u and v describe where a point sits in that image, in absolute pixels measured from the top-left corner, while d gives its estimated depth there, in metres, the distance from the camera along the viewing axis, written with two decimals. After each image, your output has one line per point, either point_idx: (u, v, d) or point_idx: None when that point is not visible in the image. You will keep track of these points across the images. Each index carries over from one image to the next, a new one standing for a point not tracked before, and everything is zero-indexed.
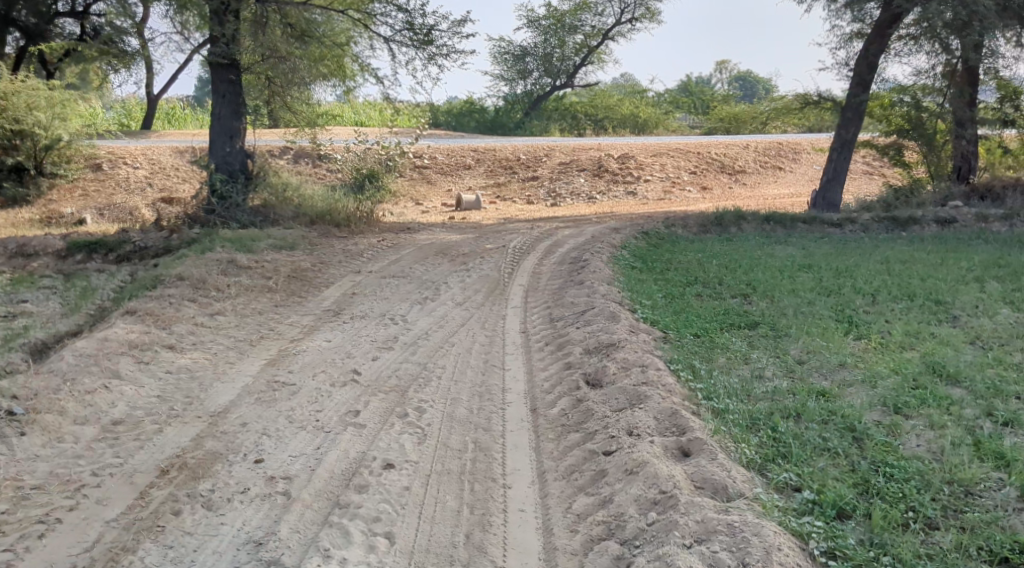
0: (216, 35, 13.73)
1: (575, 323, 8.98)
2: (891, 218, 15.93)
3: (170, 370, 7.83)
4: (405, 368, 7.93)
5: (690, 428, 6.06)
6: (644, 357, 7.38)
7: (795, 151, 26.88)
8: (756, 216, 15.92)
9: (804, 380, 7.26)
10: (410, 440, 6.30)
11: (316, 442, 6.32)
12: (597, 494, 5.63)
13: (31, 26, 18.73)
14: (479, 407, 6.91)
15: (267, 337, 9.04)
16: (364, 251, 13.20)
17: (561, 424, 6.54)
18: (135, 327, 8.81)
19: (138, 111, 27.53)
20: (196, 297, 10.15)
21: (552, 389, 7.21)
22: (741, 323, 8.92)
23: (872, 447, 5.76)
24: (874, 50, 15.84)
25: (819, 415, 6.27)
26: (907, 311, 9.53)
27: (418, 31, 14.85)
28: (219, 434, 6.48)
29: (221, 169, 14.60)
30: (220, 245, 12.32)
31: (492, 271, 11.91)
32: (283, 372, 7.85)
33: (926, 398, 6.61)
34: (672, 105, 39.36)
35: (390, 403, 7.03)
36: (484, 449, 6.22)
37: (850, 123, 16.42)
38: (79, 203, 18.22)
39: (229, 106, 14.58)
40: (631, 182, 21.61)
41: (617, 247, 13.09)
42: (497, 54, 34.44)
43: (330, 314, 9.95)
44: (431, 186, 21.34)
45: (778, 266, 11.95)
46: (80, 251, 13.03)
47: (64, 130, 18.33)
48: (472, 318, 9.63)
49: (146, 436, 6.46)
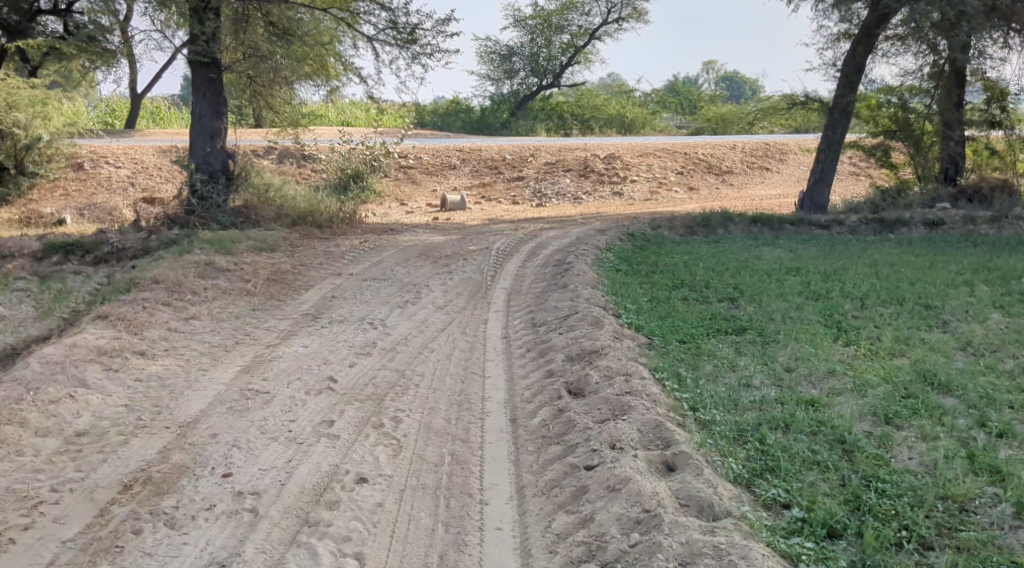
0: (195, 32, 13.44)
1: (557, 328, 8.77)
2: (878, 220, 15.82)
3: (139, 378, 7.58)
4: (383, 374, 7.70)
5: (675, 441, 5.86)
6: (627, 365, 7.18)
7: (782, 151, 26.75)
8: (743, 217, 15.76)
9: (793, 389, 7.08)
10: (384, 452, 6.08)
11: (287, 454, 6.09)
12: (578, 512, 5.41)
13: (11, 23, 17.75)
14: (457, 417, 6.69)
15: (242, 342, 8.79)
16: (345, 253, 12.94)
17: (541, 435, 6.33)
18: (105, 333, 8.55)
19: (122, 110, 27.14)
20: (171, 301, 9.88)
21: (532, 398, 7.00)
22: (728, 329, 8.75)
23: (863, 461, 5.58)
24: (862, 51, 15.71)
25: (808, 426, 6.10)
26: (897, 316, 9.37)
27: (401, 30, 14.60)
28: (188, 446, 6.24)
29: (201, 169, 14.33)
30: (198, 246, 12.05)
31: (475, 274, 11.70)
32: (257, 380, 7.60)
33: (917, 409, 6.45)
34: (659, 104, 39.23)
35: (366, 412, 6.80)
36: (461, 462, 6.00)
37: (838, 124, 16.26)
38: (59, 203, 17.91)
39: (209, 105, 14.34)
40: (617, 182, 21.43)
41: (602, 249, 12.89)
42: (484, 53, 34.23)
43: (308, 318, 9.71)
44: (416, 186, 21.04)
45: (765, 269, 11.78)
46: (55, 253, 12.74)
47: (45, 129, 17.93)
48: (453, 323, 9.39)
49: (110, 448, 6.22)
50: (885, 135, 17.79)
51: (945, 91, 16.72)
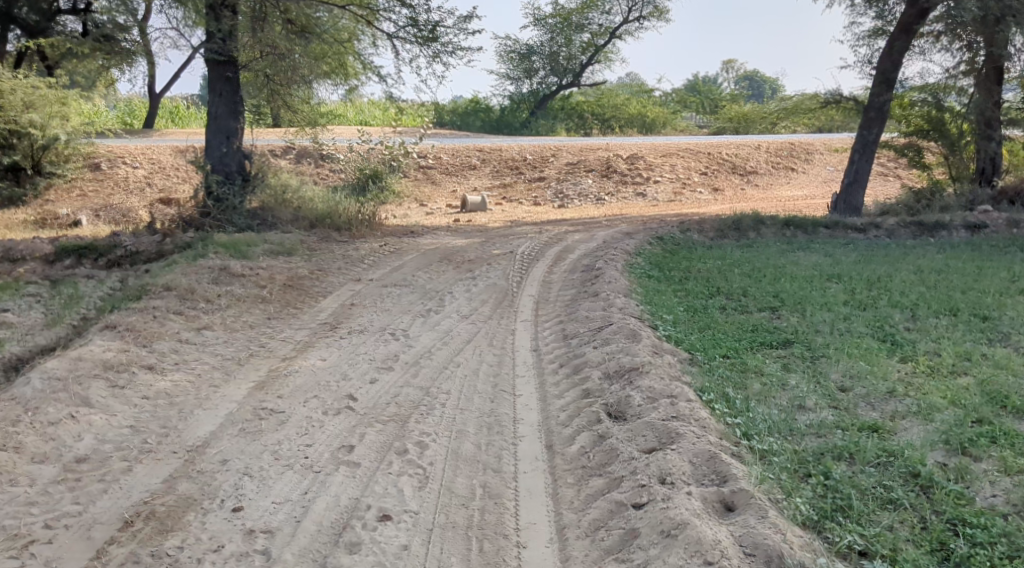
0: (211, 29, 13.10)
1: (590, 341, 8.21)
2: (918, 224, 15.16)
3: (147, 396, 7.08)
4: (406, 393, 7.15)
5: (732, 476, 5.32)
6: (671, 386, 6.61)
7: (809, 151, 26.05)
8: (776, 220, 15.09)
9: (852, 413, 6.49)
10: (409, 484, 5.57)
11: (303, 485, 5.59)
12: (629, 561, 4.87)
13: (32, 24, 18.24)
14: (488, 443, 6.16)
15: (257, 355, 8.29)
16: (365, 256, 12.45)
17: (580, 466, 5.80)
18: (112, 345, 8.08)
19: (141, 110, 26.86)
20: (182, 309, 9.40)
21: (569, 421, 6.45)
22: (774, 343, 8.16)
23: (943, 500, 5.04)
24: (899, 47, 14.96)
25: (876, 455, 5.54)
26: (953, 328, 8.76)
27: (422, 27, 14.08)
28: (195, 475, 5.75)
29: (217, 170, 13.90)
30: (213, 250, 11.57)
31: (500, 280, 11.15)
32: (271, 398, 7.09)
33: (993, 437, 5.85)
34: (680, 104, 38.56)
35: (388, 436, 6.27)
36: (494, 496, 5.48)
37: (874, 123, 15.56)
38: (75, 204, 17.53)
39: (225, 105, 13.89)
40: (641, 183, 20.84)
41: (631, 254, 12.31)
42: (503, 52, 33.55)
43: (326, 329, 9.18)
44: (435, 187, 20.53)
45: (805, 276, 11.16)
46: (68, 256, 12.30)
47: (61, 129, 17.62)
48: (479, 335, 8.85)
49: (112, 476, 5.74)
50: (916, 135, 17.09)
51: (985, 89, 15.75)
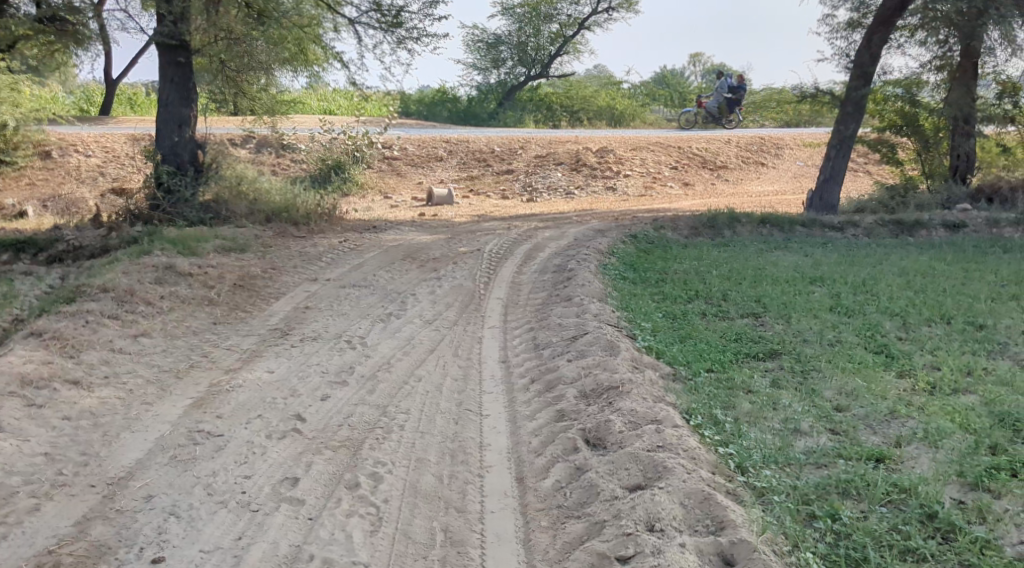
0: (162, 11, 12.17)
1: (563, 353, 7.54)
2: (896, 222, 14.69)
3: (68, 416, 6.28)
4: (361, 413, 6.42)
5: (729, 523, 4.74)
6: (656, 409, 5.98)
7: (778, 145, 25.53)
8: (752, 217, 14.49)
9: (852, 438, 5.88)
10: (360, 528, 4.93)
11: (237, 528, 4.93)
12: None
13: None
14: (451, 474, 5.50)
15: (198, 366, 7.49)
16: (323, 253, 11.67)
17: (556, 506, 5.18)
18: (34, 356, 7.23)
19: (98, 96, 25.75)
20: (119, 313, 8.55)
21: (541, 449, 5.79)
22: (759, 355, 7.54)
23: (968, 550, 4.47)
24: (878, 39, 14.25)
25: (886, 491, 4.96)
26: (948, 339, 8.17)
27: (386, 12, 13.30)
28: (114, 515, 5.04)
29: (167, 161, 12.94)
30: (159, 246, 10.71)
31: (466, 281, 10.44)
32: (210, 417, 6.32)
33: (1011, 468, 5.28)
34: (648, 97, 38.05)
35: (339, 465, 5.57)
36: (457, 543, 4.86)
37: (851, 118, 14.87)
38: (22, 194, 16.56)
39: (177, 92, 12.95)
40: (611, 176, 20.18)
41: (605, 253, 11.64)
42: (470, 42, 32.88)
43: (276, 335, 8.42)
44: (400, 178, 19.73)
45: (786, 278, 10.59)
46: (5, 251, 11.40)
47: (10, 116, 16.67)
48: (443, 343, 8.13)
49: (14, 518, 5.03)
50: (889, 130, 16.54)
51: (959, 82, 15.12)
